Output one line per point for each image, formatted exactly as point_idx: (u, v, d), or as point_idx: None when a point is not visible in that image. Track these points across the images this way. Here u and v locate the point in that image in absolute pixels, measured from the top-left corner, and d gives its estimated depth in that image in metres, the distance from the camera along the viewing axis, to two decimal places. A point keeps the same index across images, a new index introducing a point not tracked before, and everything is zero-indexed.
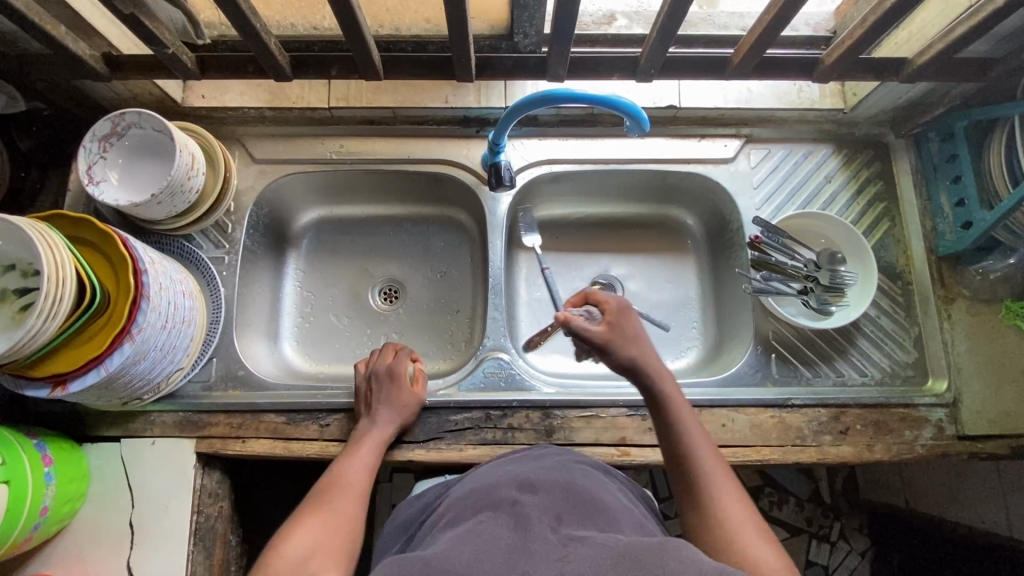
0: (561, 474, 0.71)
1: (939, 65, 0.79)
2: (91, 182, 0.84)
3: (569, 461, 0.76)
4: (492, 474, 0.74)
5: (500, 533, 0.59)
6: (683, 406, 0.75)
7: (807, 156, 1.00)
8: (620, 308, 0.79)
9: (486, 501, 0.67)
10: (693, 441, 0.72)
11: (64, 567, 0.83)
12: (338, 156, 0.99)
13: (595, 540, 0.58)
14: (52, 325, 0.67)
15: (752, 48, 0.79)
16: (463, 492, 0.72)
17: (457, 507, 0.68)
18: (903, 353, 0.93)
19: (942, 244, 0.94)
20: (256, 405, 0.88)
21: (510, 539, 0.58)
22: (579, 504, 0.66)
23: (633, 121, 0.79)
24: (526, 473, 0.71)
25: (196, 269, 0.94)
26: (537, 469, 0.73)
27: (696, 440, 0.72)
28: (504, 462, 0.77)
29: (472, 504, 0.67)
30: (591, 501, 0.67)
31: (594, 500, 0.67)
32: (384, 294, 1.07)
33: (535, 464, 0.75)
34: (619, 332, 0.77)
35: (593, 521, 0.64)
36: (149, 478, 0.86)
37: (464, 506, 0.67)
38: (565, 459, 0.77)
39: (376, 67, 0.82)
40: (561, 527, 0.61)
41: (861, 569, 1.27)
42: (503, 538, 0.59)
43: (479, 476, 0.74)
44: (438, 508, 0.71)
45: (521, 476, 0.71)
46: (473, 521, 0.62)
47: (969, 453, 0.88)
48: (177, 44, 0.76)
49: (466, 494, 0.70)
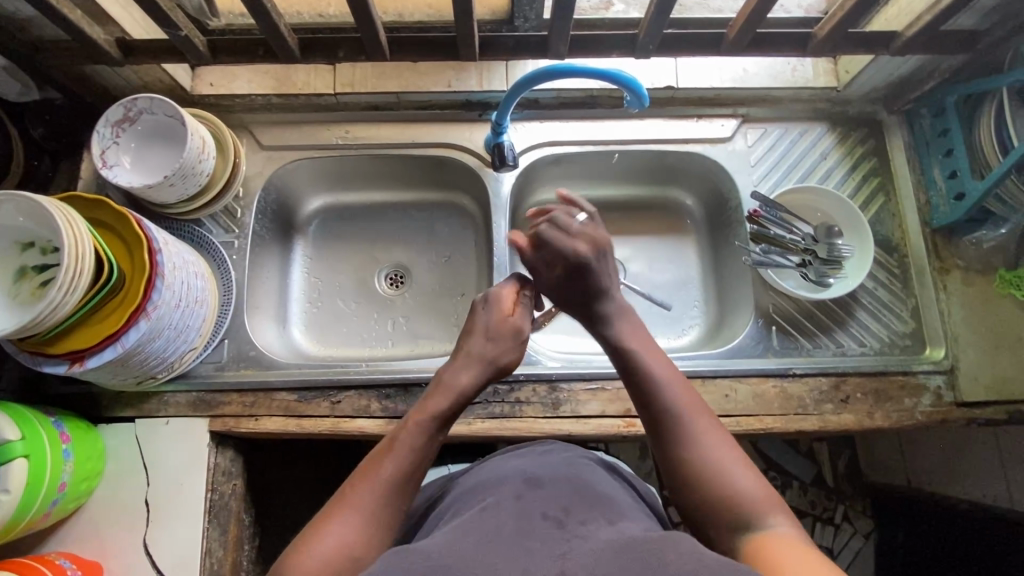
0: (569, 468, 0.73)
1: (926, 37, 0.82)
2: (105, 165, 0.86)
3: (576, 456, 0.77)
4: (501, 467, 0.75)
5: (507, 514, 0.60)
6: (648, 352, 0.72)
7: (802, 135, 1.02)
8: (572, 264, 0.76)
9: (491, 492, 0.68)
10: (666, 390, 0.68)
11: (82, 544, 0.84)
12: (343, 142, 1.01)
13: (596, 538, 0.57)
14: (72, 299, 0.68)
15: (744, 25, 0.81)
16: (472, 483, 0.73)
17: (464, 497, 0.69)
18: (901, 323, 0.95)
19: (937, 216, 0.96)
20: (269, 383, 0.90)
21: (523, 518, 0.59)
22: (588, 493, 0.67)
23: (633, 95, 0.81)
24: (534, 467, 0.72)
25: (207, 252, 0.96)
26: (546, 462, 0.74)
27: (670, 385, 0.69)
28: (513, 455, 0.78)
29: (479, 494, 0.68)
30: (598, 494, 0.68)
31: (600, 493, 0.68)
32: (390, 279, 1.09)
33: (542, 459, 0.75)
34: (562, 286, 0.78)
35: (602, 508, 0.65)
36: (164, 457, 0.87)
37: (469, 496, 0.69)
38: (570, 454, 0.78)
39: (382, 48, 0.85)
40: (568, 522, 0.59)
41: (866, 550, 1.29)
42: (514, 515, 0.60)
43: (485, 471, 0.76)
44: (449, 498, 0.73)
45: (528, 469, 0.72)
46: (481, 506, 0.63)
47: (968, 419, 0.89)
48: (191, 27, 0.79)
49: (474, 487, 0.71)
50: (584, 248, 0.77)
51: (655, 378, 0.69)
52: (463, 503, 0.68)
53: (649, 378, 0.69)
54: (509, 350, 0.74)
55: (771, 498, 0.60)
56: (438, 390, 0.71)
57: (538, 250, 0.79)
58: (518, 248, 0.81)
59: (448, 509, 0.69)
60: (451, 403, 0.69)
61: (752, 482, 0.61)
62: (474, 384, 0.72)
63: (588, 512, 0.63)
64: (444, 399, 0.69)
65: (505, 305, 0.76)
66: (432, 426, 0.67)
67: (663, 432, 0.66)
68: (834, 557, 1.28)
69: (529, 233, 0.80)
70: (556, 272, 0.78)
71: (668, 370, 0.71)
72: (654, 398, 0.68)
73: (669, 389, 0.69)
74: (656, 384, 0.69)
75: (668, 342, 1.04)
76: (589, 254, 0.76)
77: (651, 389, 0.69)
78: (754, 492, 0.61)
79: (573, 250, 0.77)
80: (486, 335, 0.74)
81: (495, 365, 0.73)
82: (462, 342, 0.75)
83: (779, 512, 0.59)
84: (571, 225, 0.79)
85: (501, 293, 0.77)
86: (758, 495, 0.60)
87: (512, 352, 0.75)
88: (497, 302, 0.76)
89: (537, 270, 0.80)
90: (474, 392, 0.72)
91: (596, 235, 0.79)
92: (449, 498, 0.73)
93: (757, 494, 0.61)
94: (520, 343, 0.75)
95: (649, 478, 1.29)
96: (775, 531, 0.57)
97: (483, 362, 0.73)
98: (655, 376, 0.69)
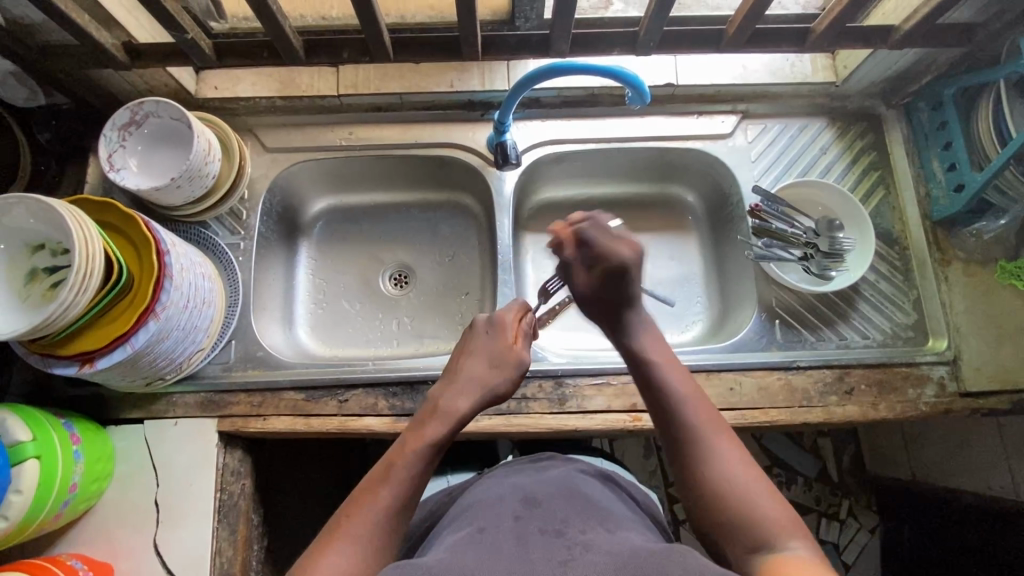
0: (565, 482, 0.74)
1: (924, 29, 0.83)
2: (112, 168, 0.87)
3: (572, 470, 0.79)
4: (500, 484, 0.75)
5: (507, 531, 0.62)
6: (669, 371, 0.74)
7: (802, 130, 1.03)
8: (612, 267, 0.78)
9: (492, 508, 0.68)
10: (686, 410, 0.70)
11: (91, 545, 0.85)
12: (347, 143, 1.02)
13: (598, 548, 0.58)
14: (84, 298, 0.69)
15: (743, 20, 0.82)
16: (472, 501, 0.74)
17: (467, 512, 0.70)
18: (903, 315, 0.95)
19: (937, 209, 0.96)
20: (277, 383, 0.90)
21: (522, 533, 0.61)
22: (585, 505, 0.68)
23: (635, 91, 0.82)
24: (531, 483, 0.73)
25: (212, 254, 0.97)
26: (542, 478, 0.75)
27: (690, 404, 0.70)
28: (510, 473, 0.79)
29: (481, 508, 0.69)
30: (597, 505, 0.69)
31: (597, 506, 0.69)
32: (395, 280, 1.09)
33: (539, 476, 0.77)
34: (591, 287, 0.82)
35: (601, 519, 0.66)
36: (173, 457, 0.88)
37: (471, 511, 0.70)
38: (568, 469, 0.79)
39: (386, 49, 0.86)
40: (568, 532, 0.61)
41: (872, 545, 1.30)
42: (515, 530, 0.62)
43: (490, 485, 0.77)
44: (455, 511, 0.73)
45: (527, 485, 0.73)
46: (480, 523, 0.64)
47: (971, 409, 0.90)
48: (196, 30, 0.80)
49: (475, 503, 0.72)
50: (625, 251, 0.79)
51: (677, 397, 0.71)
52: (465, 518, 0.69)
53: (670, 399, 0.71)
54: (506, 378, 0.78)
55: (787, 520, 0.60)
56: (436, 414, 0.73)
57: (581, 250, 0.80)
58: (558, 241, 0.82)
59: (454, 522, 0.70)
60: (447, 428, 0.71)
61: (769, 503, 0.61)
62: (470, 412, 0.74)
63: (586, 522, 0.64)
64: (441, 424, 0.71)
65: (508, 331, 0.81)
66: (428, 449, 0.69)
67: (683, 451, 0.68)
68: (841, 552, 1.29)
69: (573, 229, 0.81)
70: (593, 274, 0.81)
71: (691, 389, 0.72)
72: (675, 416, 0.70)
73: (690, 407, 0.70)
74: (678, 403, 0.70)
75: (671, 337, 1.05)
76: (630, 257, 0.79)
77: (671, 409, 0.71)
78: (772, 511, 0.60)
79: (614, 254, 0.78)
80: (486, 358, 0.78)
81: (489, 390, 0.76)
82: (461, 362, 0.79)
83: (795, 534, 0.58)
84: (609, 226, 0.80)
85: (505, 318, 0.82)
86: (774, 516, 0.60)
87: (505, 378, 0.78)
88: (500, 326, 0.81)
89: (572, 266, 0.83)
90: (470, 415, 0.74)
91: (633, 240, 0.81)
92: (456, 511, 0.73)
93: (775, 513, 0.60)
94: (515, 369, 0.78)
95: (655, 476, 1.30)
96: (790, 551, 0.56)
97: (478, 388, 0.76)
98: (676, 396, 0.71)
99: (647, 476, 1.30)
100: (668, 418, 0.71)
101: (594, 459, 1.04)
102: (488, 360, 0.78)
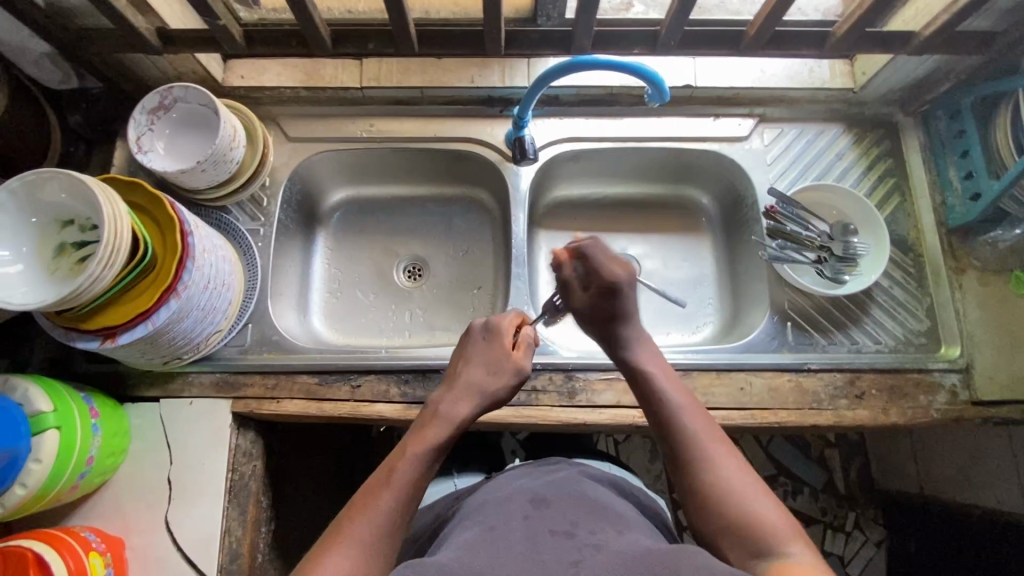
0: (572, 484, 0.74)
1: (945, 36, 0.84)
2: (140, 151, 0.89)
3: (579, 475, 0.79)
4: (507, 486, 0.76)
5: (517, 531, 0.62)
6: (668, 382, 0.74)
7: (818, 135, 1.04)
8: (608, 285, 0.78)
9: (500, 511, 0.68)
10: (682, 419, 0.70)
11: (104, 519, 0.86)
12: (368, 135, 1.04)
13: (609, 549, 0.58)
14: (110, 274, 0.70)
15: (764, 22, 0.83)
16: (480, 502, 0.74)
17: (477, 511, 0.71)
18: (916, 321, 0.95)
19: (953, 216, 0.97)
20: (291, 366, 0.92)
21: (532, 533, 0.62)
22: (594, 507, 0.68)
23: (655, 89, 0.83)
24: (541, 485, 0.74)
25: (233, 238, 0.99)
26: (550, 480, 0.75)
27: (687, 416, 0.70)
28: (519, 475, 0.80)
29: (490, 510, 0.69)
30: (604, 508, 0.69)
31: (605, 507, 0.70)
32: (408, 272, 1.11)
33: (547, 478, 0.77)
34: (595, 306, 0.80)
35: (608, 519, 0.67)
36: (187, 436, 0.89)
37: (481, 510, 0.70)
38: (573, 473, 0.79)
39: (411, 41, 0.88)
40: (579, 533, 0.62)
41: (877, 559, 1.29)
42: (526, 531, 0.62)
43: (500, 485, 0.77)
44: (465, 510, 0.74)
45: (534, 487, 0.73)
46: (490, 524, 0.65)
47: (983, 419, 0.89)
48: (228, 17, 0.83)
49: (484, 504, 0.72)
50: (620, 272, 0.79)
51: (671, 402, 0.72)
52: (474, 516, 0.69)
53: (666, 409, 0.71)
54: (506, 381, 0.77)
55: (785, 526, 0.60)
56: (435, 421, 0.72)
57: (574, 265, 0.81)
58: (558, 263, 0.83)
59: (464, 519, 0.70)
60: (448, 432, 0.71)
61: (764, 505, 0.61)
62: (470, 417, 0.73)
63: (596, 523, 0.64)
64: (443, 429, 0.70)
65: (504, 337, 0.80)
66: (429, 455, 0.68)
67: (679, 459, 0.67)
68: (845, 566, 1.28)
69: (571, 248, 0.81)
70: (590, 292, 0.81)
71: (686, 399, 0.72)
72: (672, 423, 0.70)
73: (687, 415, 0.70)
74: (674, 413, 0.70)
75: (682, 338, 1.05)
76: (623, 277, 0.79)
77: (667, 418, 0.70)
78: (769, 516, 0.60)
79: (610, 273, 0.79)
80: (483, 364, 0.77)
81: (489, 397, 0.75)
82: (460, 369, 0.78)
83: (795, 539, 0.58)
84: (609, 247, 0.81)
85: (501, 323, 0.81)
86: (766, 519, 0.60)
87: (505, 385, 0.77)
88: (498, 332, 0.80)
89: (570, 288, 0.83)
90: (471, 422, 0.73)
91: (627, 262, 0.81)
92: (467, 509, 0.74)
93: (772, 518, 0.60)
94: (515, 377, 0.77)
95: (660, 480, 1.30)
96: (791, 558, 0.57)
97: (478, 393, 0.75)
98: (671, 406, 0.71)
99: (652, 479, 1.30)
100: (665, 427, 0.70)
101: (601, 462, 1.03)
102: (486, 365, 0.77)
